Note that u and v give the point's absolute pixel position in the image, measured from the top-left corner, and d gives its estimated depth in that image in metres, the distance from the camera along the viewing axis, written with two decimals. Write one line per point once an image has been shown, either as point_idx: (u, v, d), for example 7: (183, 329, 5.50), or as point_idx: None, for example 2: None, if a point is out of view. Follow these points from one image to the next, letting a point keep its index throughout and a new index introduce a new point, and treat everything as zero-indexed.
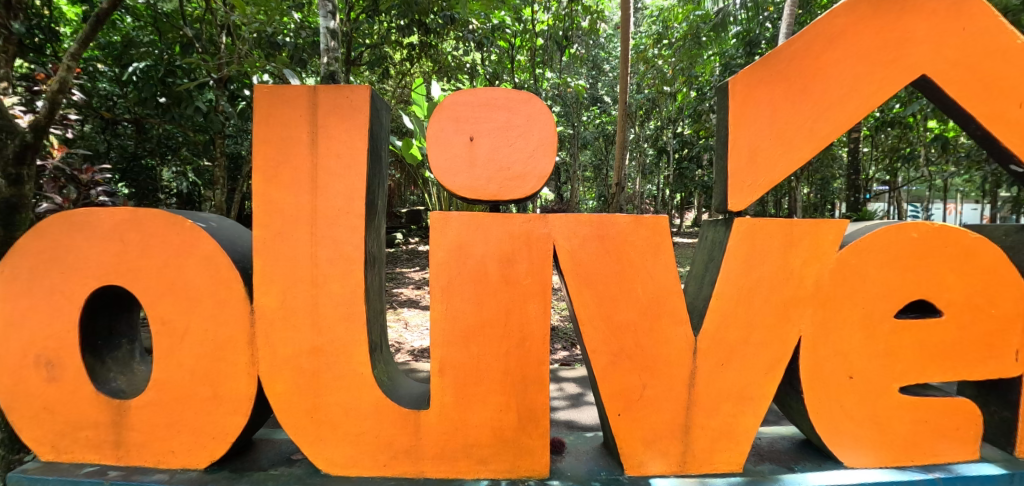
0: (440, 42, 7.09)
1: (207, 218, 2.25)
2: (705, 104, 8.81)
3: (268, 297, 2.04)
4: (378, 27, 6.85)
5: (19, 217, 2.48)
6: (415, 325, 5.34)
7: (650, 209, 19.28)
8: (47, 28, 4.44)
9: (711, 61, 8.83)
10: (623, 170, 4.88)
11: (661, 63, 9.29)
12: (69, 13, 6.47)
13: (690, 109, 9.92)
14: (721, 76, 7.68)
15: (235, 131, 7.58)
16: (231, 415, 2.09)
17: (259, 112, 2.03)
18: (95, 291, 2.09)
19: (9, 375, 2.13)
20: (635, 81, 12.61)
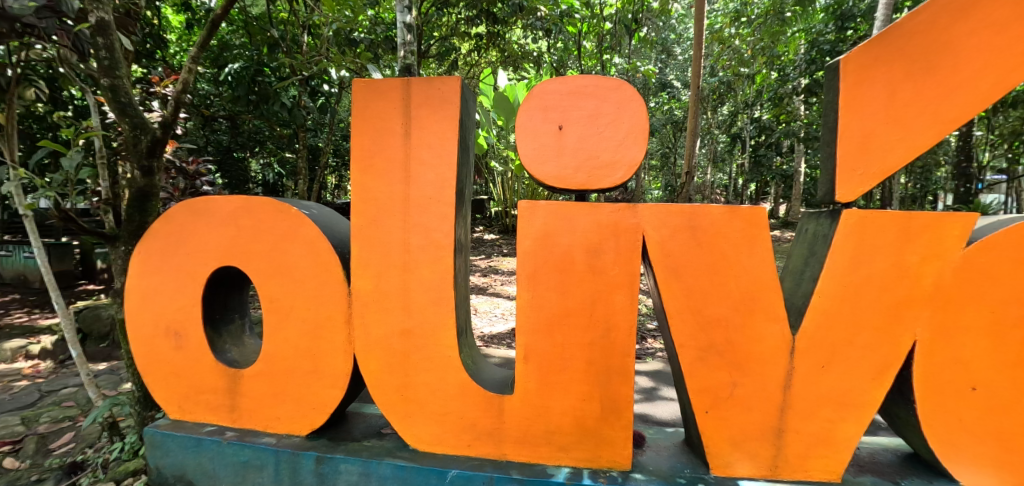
0: (506, 31, 7.09)
1: (309, 206, 2.43)
2: (787, 86, 8.23)
3: (363, 281, 2.17)
4: (448, 20, 7.00)
5: (151, 204, 2.79)
6: (486, 312, 5.47)
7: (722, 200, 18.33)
8: (156, 36, 4.99)
9: (796, 38, 8.21)
10: (692, 158, 4.65)
11: (738, 43, 8.76)
12: (175, 22, 7.17)
13: (771, 91, 9.27)
14: (805, 56, 7.17)
15: (314, 125, 8.16)
16: (329, 389, 2.26)
17: (357, 105, 2.15)
18: (213, 271, 2.33)
19: (143, 342, 2.44)
20: (709, 63, 11.95)
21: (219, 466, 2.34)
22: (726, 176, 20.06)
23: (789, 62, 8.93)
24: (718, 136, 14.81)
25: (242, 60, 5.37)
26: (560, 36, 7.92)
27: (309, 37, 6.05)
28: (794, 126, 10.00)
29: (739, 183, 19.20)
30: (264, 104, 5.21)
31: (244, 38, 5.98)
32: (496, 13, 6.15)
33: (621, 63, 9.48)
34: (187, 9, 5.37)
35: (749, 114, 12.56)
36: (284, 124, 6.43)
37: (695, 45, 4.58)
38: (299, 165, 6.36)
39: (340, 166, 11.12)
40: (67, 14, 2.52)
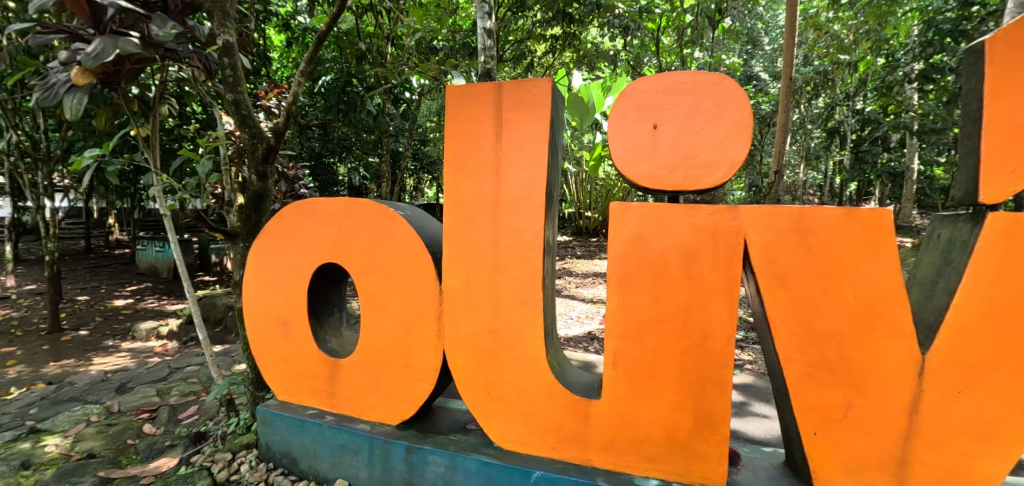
0: (582, 31, 7.00)
1: (404, 207, 2.54)
2: (897, 74, 7.39)
3: (454, 280, 2.24)
4: (524, 22, 7.02)
5: (264, 206, 3.07)
6: (561, 315, 5.44)
7: (816, 202, 16.85)
8: (262, 55, 5.54)
9: (908, 19, 7.35)
10: (782, 157, 4.28)
11: (838, 29, 7.99)
12: (277, 41, 7.86)
13: (878, 80, 8.36)
14: (920, 36, 6.48)
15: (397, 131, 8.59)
16: (419, 382, 2.35)
17: (451, 110, 2.23)
18: (318, 266, 2.52)
19: (257, 330, 2.70)
20: (803, 52, 11.01)
21: (319, 447, 2.52)
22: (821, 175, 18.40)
23: (900, 47, 8.00)
24: (812, 132, 13.64)
25: (333, 72, 5.74)
26: (638, 33, 7.68)
27: (392, 47, 6.34)
28: (907, 118, 8.94)
29: (837, 183, 17.55)
30: (352, 113, 5.54)
31: (335, 52, 6.33)
32: (572, 13, 6.04)
33: (703, 57, 9.01)
34: (286, 28, 5.82)
35: (850, 106, 11.38)
36: (369, 130, 6.81)
37: (786, 33, 4.20)
38: (382, 168, 6.70)
39: (418, 170, 11.53)
40: (199, 39, 2.83)
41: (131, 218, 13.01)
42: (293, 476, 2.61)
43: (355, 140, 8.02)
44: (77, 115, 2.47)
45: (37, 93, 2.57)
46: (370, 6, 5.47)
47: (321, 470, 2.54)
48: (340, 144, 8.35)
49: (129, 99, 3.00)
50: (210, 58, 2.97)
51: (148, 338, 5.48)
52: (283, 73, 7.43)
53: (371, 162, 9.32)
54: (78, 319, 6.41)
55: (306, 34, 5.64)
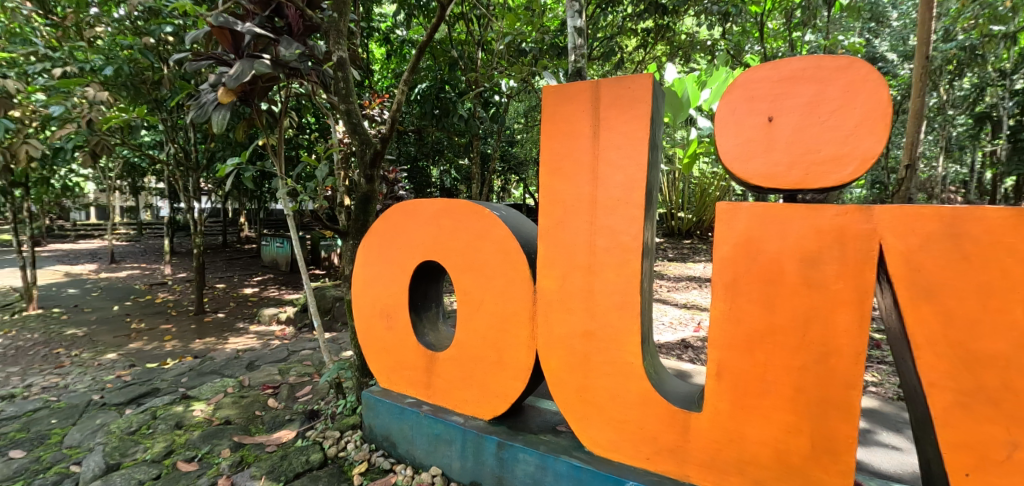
0: (676, 22, 6.62)
1: (498, 208, 2.59)
2: None
3: (548, 280, 2.24)
4: (615, 17, 6.77)
5: (371, 208, 3.28)
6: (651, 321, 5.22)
7: (959, 200, 14.49)
8: (365, 69, 5.89)
9: None
10: (916, 148, 3.71)
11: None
12: (378, 54, 8.34)
13: None
14: None
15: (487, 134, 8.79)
16: (511, 380, 2.38)
17: (547, 111, 2.23)
18: (418, 264, 2.65)
19: (364, 321, 2.90)
20: (944, 27, 9.50)
21: (416, 434, 2.66)
22: (965, 168, 15.81)
23: None
24: (956, 119, 11.72)
25: (428, 79, 6.00)
26: (740, 19, 7.10)
27: (483, 53, 6.35)
28: None
29: (988, 178, 14.97)
30: (445, 118, 5.74)
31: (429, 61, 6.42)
32: (665, 3, 5.71)
33: (816, 39, 8.11)
34: (386, 41, 6.17)
35: (1007, 88, 9.59)
36: (461, 134, 7.00)
37: (921, 6, 3.63)
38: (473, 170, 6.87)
39: (506, 171, 11.50)
40: (318, 57, 3.10)
41: (257, 217, 14.77)
42: (392, 459, 2.77)
43: (447, 143, 8.32)
44: (223, 129, 2.83)
45: (193, 112, 2.98)
46: (462, 14, 5.61)
47: (417, 456, 2.66)
48: (434, 148, 8.71)
49: (260, 113, 3.36)
50: (327, 75, 3.24)
51: (271, 322, 6.17)
52: (383, 83, 7.88)
53: (462, 165, 9.64)
54: (217, 304, 7.38)
55: (404, 45, 5.94)
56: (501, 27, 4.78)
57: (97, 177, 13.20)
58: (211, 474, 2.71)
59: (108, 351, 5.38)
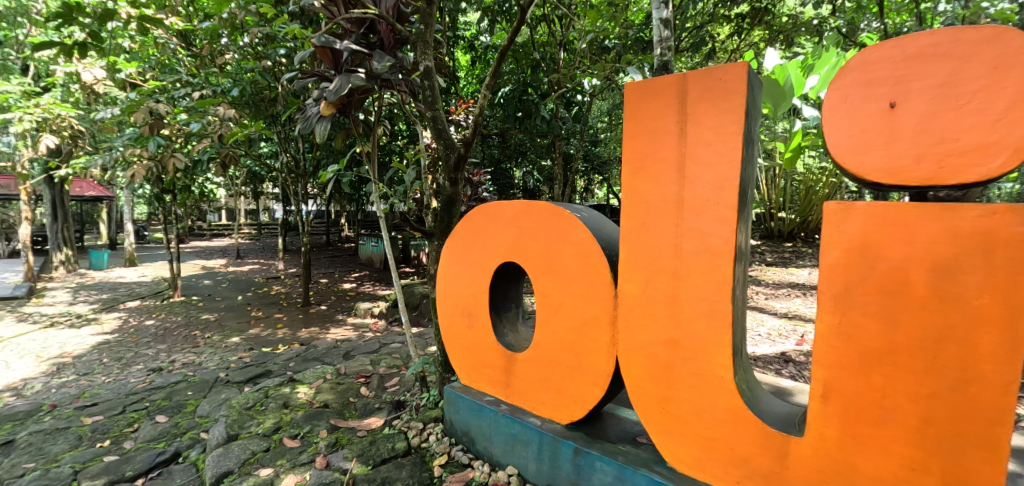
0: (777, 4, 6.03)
1: (579, 209, 2.53)
2: None
3: (630, 284, 2.14)
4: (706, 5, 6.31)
5: (455, 209, 3.37)
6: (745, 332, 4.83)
7: None
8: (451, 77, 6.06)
9: None
10: None
11: None
12: (463, 61, 8.56)
13: None
14: None
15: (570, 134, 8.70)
16: (590, 386, 2.31)
17: (630, 108, 2.13)
18: (498, 265, 2.66)
19: (447, 318, 2.98)
20: None
21: (494, 432, 2.68)
22: None
23: None
24: None
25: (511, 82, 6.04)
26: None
27: (565, 52, 6.27)
28: None
29: None
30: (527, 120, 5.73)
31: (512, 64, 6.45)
32: None
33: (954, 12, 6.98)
34: (471, 48, 6.31)
35: None
36: (543, 135, 6.96)
37: None
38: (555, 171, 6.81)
39: (590, 171, 11.32)
40: (407, 68, 3.24)
41: (355, 218, 15.92)
42: (471, 454, 2.82)
43: (529, 145, 8.33)
44: (324, 139, 3.05)
45: (300, 124, 3.26)
46: (544, 15, 5.56)
47: (495, 454, 2.68)
48: (517, 149, 8.78)
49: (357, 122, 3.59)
50: (415, 83, 3.38)
51: (365, 316, 6.60)
52: (468, 89, 8.07)
53: (545, 166, 9.62)
54: (320, 297, 8.06)
55: (488, 51, 6.04)
56: (583, 25, 4.67)
57: (227, 184, 15.03)
58: (311, 452, 2.95)
59: (232, 335, 6.09)
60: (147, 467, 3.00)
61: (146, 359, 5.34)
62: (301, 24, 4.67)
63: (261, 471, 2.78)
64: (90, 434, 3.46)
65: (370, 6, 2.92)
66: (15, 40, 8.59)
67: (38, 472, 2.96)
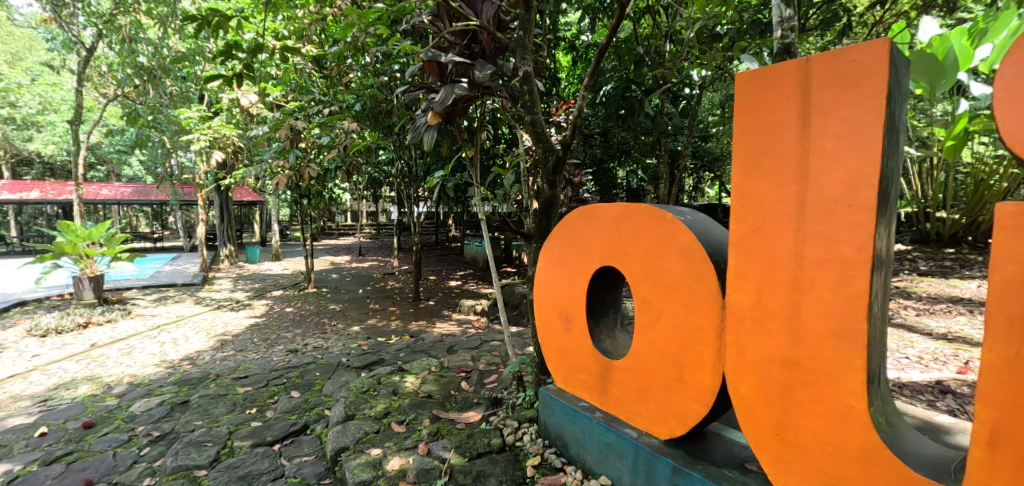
0: None
1: (683, 211, 2.35)
2: None
3: (741, 295, 1.94)
4: None
5: (554, 211, 3.33)
6: (886, 353, 4.16)
7: None
8: (553, 79, 6.05)
9: None
10: None
11: None
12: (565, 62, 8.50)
13: None
14: None
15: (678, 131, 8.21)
16: (692, 402, 2.14)
17: (741, 100, 1.92)
18: (595, 269, 2.55)
19: (543, 320, 2.94)
20: None
21: (588, 440, 2.60)
22: None
23: None
24: None
25: (614, 80, 5.86)
26: None
27: (672, 44, 5.92)
28: None
29: None
30: (631, 117, 5.50)
31: (615, 61, 6.25)
32: None
33: None
34: (572, 49, 6.22)
35: None
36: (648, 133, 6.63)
37: None
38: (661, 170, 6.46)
39: (700, 168, 10.61)
40: (507, 74, 3.29)
41: (463, 219, 16.67)
42: (564, 458, 2.77)
43: (633, 144, 8.02)
44: (431, 147, 3.20)
45: (410, 134, 3.45)
46: (648, 7, 5.29)
47: (588, 461, 2.60)
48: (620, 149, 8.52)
49: (461, 129, 3.72)
50: (515, 88, 3.42)
51: (469, 313, 6.86)
52: (569, 90, 7.97)
53: (650, 164, 9.20)
54: (429, 293, 8.56)
55: (589, 50, 5.92)
56: (691, 13, 4.35)
57: (353, 189, 16.62)
58: (414, 438, 3.11)
59: (353, 324, 6.70)
60: (283, 435, 3.40)
61: (285, 341, 6.08)
62: (413, 39, 4.97)
63: (372, 450, 3.00)
64: (242, 401, 4.01)
65: (472, 17, 3.00)
66: (194, 75, 10.32)
67: (204, 429, 3.50)
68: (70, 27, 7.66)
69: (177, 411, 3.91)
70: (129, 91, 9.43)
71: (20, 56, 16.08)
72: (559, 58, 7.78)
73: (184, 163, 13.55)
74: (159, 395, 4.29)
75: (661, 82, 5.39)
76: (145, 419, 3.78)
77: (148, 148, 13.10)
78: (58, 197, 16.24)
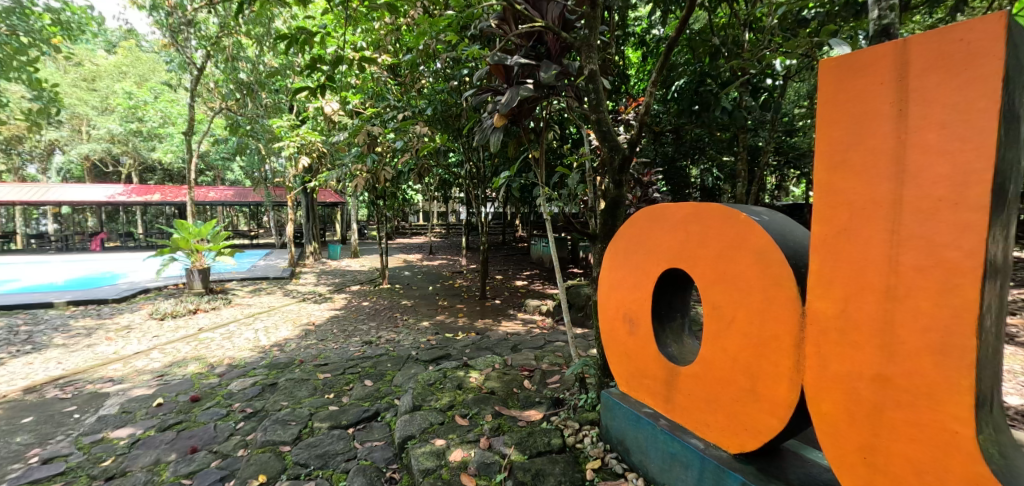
0: None
1: (759, 211, 2.20)
2: None
3: (823, 302, 1.78)
4: None
5: (620, 211, 3.24)
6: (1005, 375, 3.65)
7: None
8: (622, 77, 5.91)
9: None
10: None
11: None
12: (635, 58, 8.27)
13: None
14: None
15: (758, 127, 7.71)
16: (766, 416, 2.01)
17: (826, 88, 1.76)
18: (662, 271, 2.45)
19: (607, 322, 2.86)
20: None
21: (651, 447, 2.51)
22: None
23: None
24: None
25: (687, 74, 5.68)
26: None
27: (752, 32, 5.54)
28: None
29: None
30: (705, 113, 5.24)
31: (689, 55, 5.99)
32: None
33: None
34: (642, 44, 6.03)
35: None
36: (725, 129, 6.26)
37: None
38: (738, 168, 6.10)
39: (783, 165, 9.91)
40: (573, 74, 3.26)
41: (529, 220, 16.75)
42: (625, 465, 2.70)
43: (708, 141, 7.64)
44: (498, 149, 3.24)
45: (477, 137, 3.51)
46: None
47: (650, 469, 2.52)
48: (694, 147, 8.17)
49: (527, 130, 3.73)
50: (581, 87, 3.37)
51: (534, 313, 6.89)
52: (639, 87, 7.73)
53: (727, 162, 8.72)
54: (495, 292, 8.70)
55: (660, 44, 5.71)
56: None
57: (425, 190, 17.26)
58: (477, 432, 3.17)
59: (423, 320, 6.95)
60: (357, 420, 3.59)
61: (361, 333, 6.43)
62: (481, 44, 5.07)
63: (436, 441, 3.09)
64: (322, 386, 4.29)
65: (537, 18, 3.01)
66: (286, 87, 11.20)
67: (289, 409, 3.80)
68: (184, 49, 8.63)
69: (267, 391, 4.27)
70: (231, 104, 10.44)
71: (146, 77, 18.30)
72: (629, 55, 7.59)
73: (277, 167, 14.77)
74: (252, 376, 4.71)
75: (738, 75, 5.11)
76: (241, 396, 4.17)
77: (247, 155, 14.42)
78: (174, 199, 18.30)
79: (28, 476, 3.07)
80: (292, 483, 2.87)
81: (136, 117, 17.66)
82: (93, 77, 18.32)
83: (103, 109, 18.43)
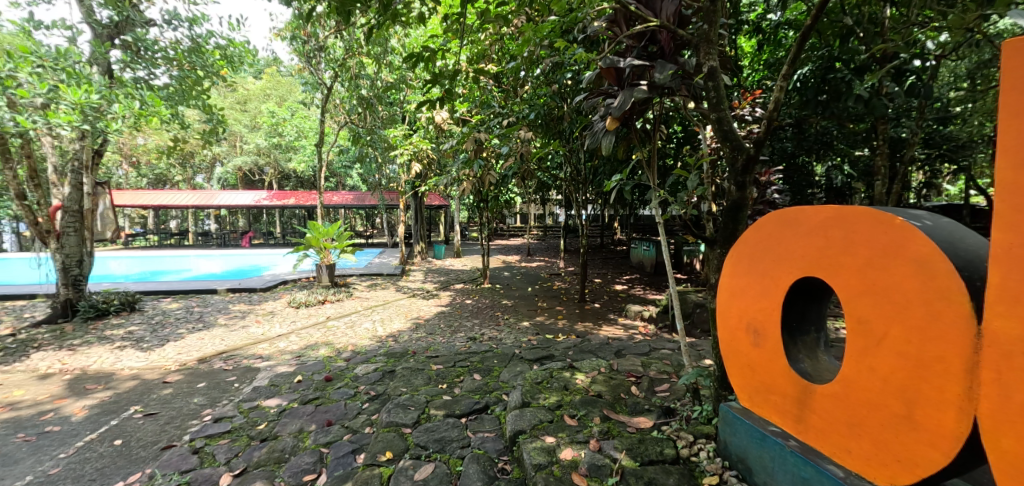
0: None
1: (919, 215, 1.96)
2: None
3: (1006, 320, 1.60)
4: None
5: (742, 215, 2.98)
6: None
7: None
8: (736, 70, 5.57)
9: None
10: None
11: None
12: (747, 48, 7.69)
13: None
14: None
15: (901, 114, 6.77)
16: (927, 446, 1.80)
17: (1012, 75, 1.57)
18: (797, 279, 2.23)
19: (727, 332, 2.68)
20: None
21: (780, 469, 2.32)
22: None
23: None
24: None
25: (811, 61, 5.07)
26: None
27: (894, 8, 4.87)
28: None
29: None
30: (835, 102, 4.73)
31: (816, 41, 5.44)
32: None
33: None
34: (757, 31, 5.59)
35: None
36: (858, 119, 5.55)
37: None
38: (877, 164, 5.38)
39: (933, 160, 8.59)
40: (689, 72, 3.13)
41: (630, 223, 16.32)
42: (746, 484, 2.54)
43: (838, 134, 6.89)
44: (609, 152, 3.20)
45: (588, 140, 3.51)
46: None
47: None
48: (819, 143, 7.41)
49: (637, 131, 3.64)
50: (698, 86, 3.23)
51: (636, 318, 6.71)
52: (753, 78, 7.20)
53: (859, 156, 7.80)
54: (595, 295, 8.62)
55: (779, 30, 5.25)
56: None
57: (526, 194, 17.60)
58: (586, 433, 3.17)
59: (524, 319, 7.12)
60: (469, 410, 3.79)
61: (466, 329, 6.74)
62: (586, 48, 5.07)
63: (546, 438, 3.15)
64: (435, 376, 4.58)
65: (651, 16, 2.94)
66: (400, 100, 12.08)
67: (408, 394, 4.11)
68: (317, 71, 9.69)
69: (387, 377, 4.65)
70: (355, 117, 11.51)
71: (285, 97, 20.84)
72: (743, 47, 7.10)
73: (391, 174, 16.01)
74: (374, 362, 5.16)
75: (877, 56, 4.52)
76: (365, 380, 4.59)
77: (366, 163, 15.84)
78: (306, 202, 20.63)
79: (204, 431, 3.67)
80: (415, 462, 3.10)
81: (277, 132, 20.19)
82: (245, 100, 21.29)
83: (252, 126, 21.35)
